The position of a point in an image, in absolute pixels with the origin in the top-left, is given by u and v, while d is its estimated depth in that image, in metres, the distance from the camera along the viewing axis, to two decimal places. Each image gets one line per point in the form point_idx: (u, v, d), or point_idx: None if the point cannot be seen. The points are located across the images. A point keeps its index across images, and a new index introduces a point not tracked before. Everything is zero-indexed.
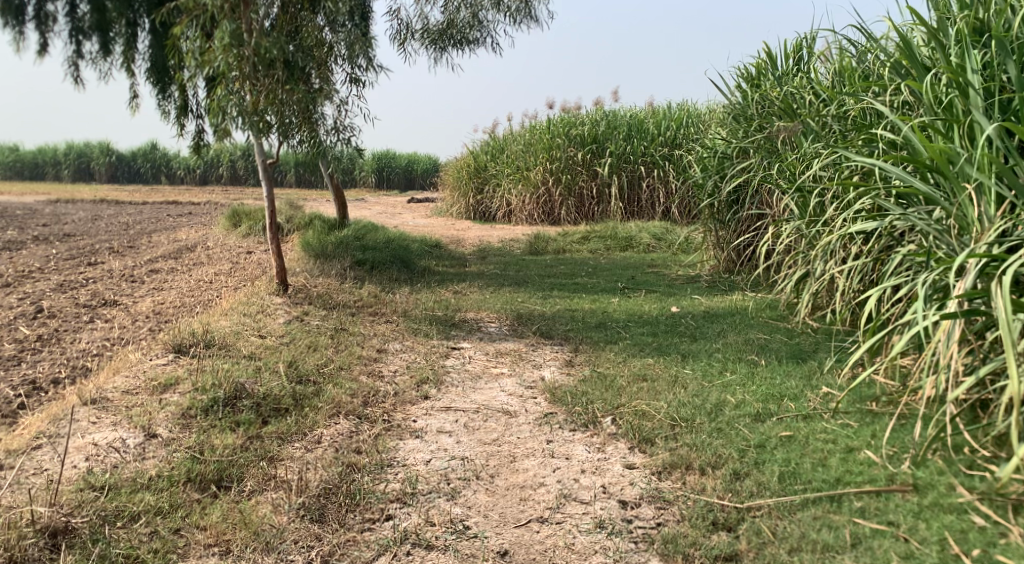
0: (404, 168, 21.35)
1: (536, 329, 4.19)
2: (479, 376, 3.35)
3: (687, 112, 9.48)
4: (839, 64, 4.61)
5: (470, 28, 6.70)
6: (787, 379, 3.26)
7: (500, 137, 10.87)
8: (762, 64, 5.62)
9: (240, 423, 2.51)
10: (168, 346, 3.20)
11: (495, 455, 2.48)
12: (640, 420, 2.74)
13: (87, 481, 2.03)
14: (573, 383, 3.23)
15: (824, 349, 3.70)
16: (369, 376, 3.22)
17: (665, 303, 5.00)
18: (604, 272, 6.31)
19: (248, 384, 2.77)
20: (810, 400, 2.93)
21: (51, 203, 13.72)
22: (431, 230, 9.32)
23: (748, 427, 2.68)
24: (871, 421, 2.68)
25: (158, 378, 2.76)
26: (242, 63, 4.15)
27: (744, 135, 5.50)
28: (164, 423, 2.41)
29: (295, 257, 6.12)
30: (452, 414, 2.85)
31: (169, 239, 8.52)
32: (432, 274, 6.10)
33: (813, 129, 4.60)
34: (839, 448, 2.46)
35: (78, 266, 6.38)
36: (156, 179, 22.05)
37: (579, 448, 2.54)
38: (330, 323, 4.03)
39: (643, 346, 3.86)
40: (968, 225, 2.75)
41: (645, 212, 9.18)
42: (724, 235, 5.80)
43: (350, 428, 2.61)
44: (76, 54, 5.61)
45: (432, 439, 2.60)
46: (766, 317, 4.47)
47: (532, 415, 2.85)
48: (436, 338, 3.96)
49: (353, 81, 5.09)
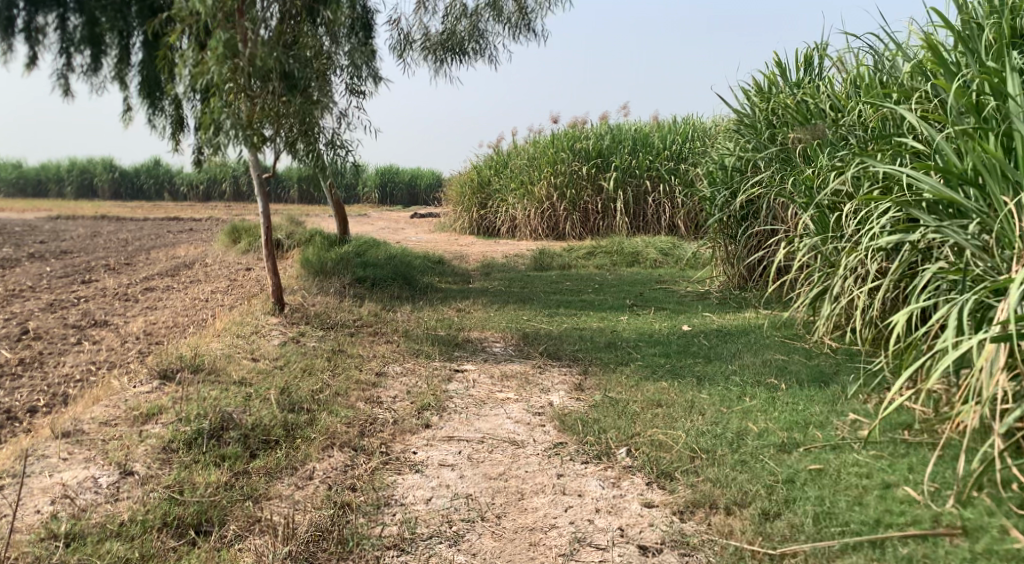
0: (407, 184, 21.24)
1: (543, 350, 4.00)
2: (483, 402, 3.15)
3: (693, 126, 9.35)
4: (856, 73, 4.46)
5: (470, 39, 6.57)
6: (811, 405, 3.06)
7: (503, 152, 10.72)
8: (772, 74, 5.47)
9: (226, 456, 2.33)
10: (154, 372, 3.01)
11: (501, 492, 2.29)
12: (657, 452, 2.55)
13: (50, 529, 1.85)
14: (584, 408, 3.04)
15: (847, 372, 3.51)
16: (367, 402, 3.03)
17: (676, 321, 4.81)
18: (611, 288, 6.12)
19: (236, 413, 2.58)
20: (838, 429, 2.74)
21: (52, 220, 13.59)
22: (433, 245, 9.15)
23: (775, 460, 2.49)
24: (906, 453, 2.49)
25: (140, 407, 2.57)
26: (237, 74, 4.01)
27: (754, 147, 5.35)
28: (143, 459, 2.23)
29: (293, 274, 5.95)
30: (455, 444, 2.66)
31: (167, 255, 8.36)
32: (435, 290, 5.92)
33: (831, 141, 4.43)
34: (875, 484, 2.26)
35: (70, 284, 6.22)
36: (159, 196, 21.94)
37: (593, 484, 2.35)
38: (327, 345, 3.85)
39: (655, 368, 3.67)
40: (1010, 241, 2.57)
41: (651, 227, 9.02)
42: (733, 251, 5.62)
43: (346, 461, 2.43)
44: (69, 67, 5.48)
45: (434, 473, 2.41)
46: (782, 337, 4.28)
47: (541, 446, 2.66)
48: (439, 359, 3.78)
49: (353, 93, 4.96)
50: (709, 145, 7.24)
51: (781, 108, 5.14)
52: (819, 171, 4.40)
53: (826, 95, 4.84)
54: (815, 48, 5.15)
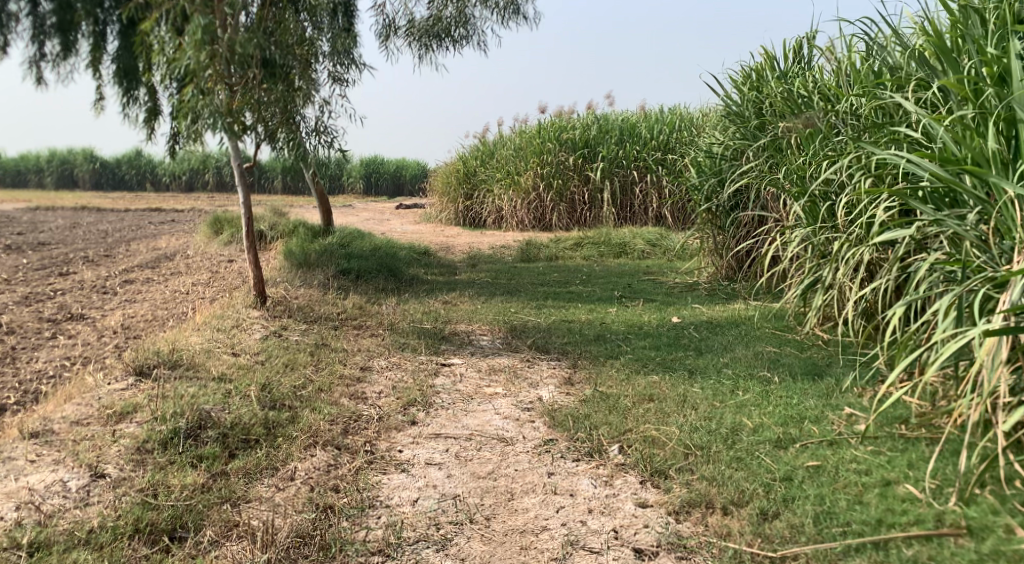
0: (392, 175, 21.08)
1: (531, 343, 3.92)
2: (471, 397, 3.07)
3: (680, 116, 9.27)
4: (849, 61, 4.40)
5: (457, 25, 6.45)
6: (806, 399, 3.00)
7: (490, 142, 10.60)
8: (761, 63, 5.39)
9: (204, 457, 2.23)
10: (130, 368, 2.90)
11: (490, 493, 2.21)
12: (651, 448, 2.48)
13: (12, 538, 1.77)
14: (575, 403, 2.96)
15: (840, 365, 3.46)
16: (351, 398, 2.94)
17: (665, 312, 4.75)
18: (599, 280, 6.05)
19: (215, 411, 2.48)
20: (834, 424, 2.68)
21: (30, 210, 13.34)
22: (418, 236, 9.05)
23: (771, 456, 2.42)
24: (904, 448, 2.44)
25: (113, 405, 2.47)
26: (216, 61, 3.87)
27: (743, 136, 5.29)
28: (115, 460, 2.13)
29: (276, 266, 5.84)
30: (442, 442, 2.57)
31: (148, 247, 8.20)
32: (421, 282, 5.82)
33: (822, 130, 4.38)
34: (874, 481, 2.20)
35: (47, 277, 6.07)
36: (141, 186, 21.61)
37: (585, 482, 2.28)
38: (311, 338, 3.75)
39: (646, 361, 3.60)
40: (1010, 230, 2.53)
41: (639, 218, 8.95)
42: (722, 241, 5.57)
43: (328, 460, 2.34)
44: (41, 54, 5.30)
45: (420, 472, 2.33)
46: (773, 328, 4.23)
47: (530, 443, 2.58)
48: (425, 353, 3.69)
49: (335, 80, 4.84)
50: (696, 136, 7.17)
51: (770, 98, 5.08)
52: (810, 161, 4.34)
53: (816, 83, 4.78)
54: (805, 37, 5.08)
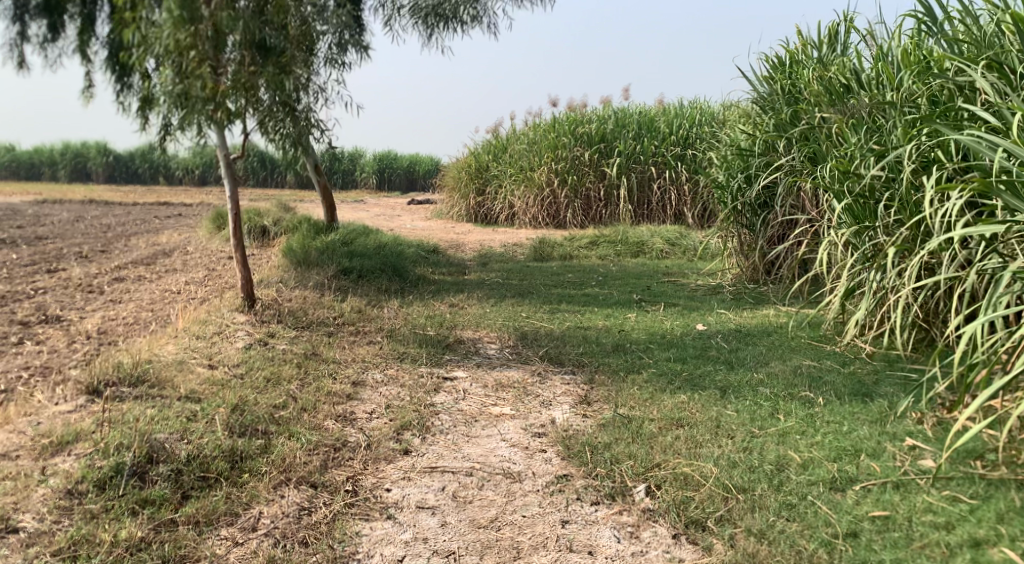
0: (405, 169, 20.77)
1: (543, 354, 3.53)
2: (474, 420, 2.69)
3: (700, 111, 8.87)
4: (896, 46, 3.98)
5: (464, 6, 6.05)
6: (858, 427, 2.59)
7: (502, 135, 10.20)
8: (795, 49, 4.97)
9: (150, 502, 1.89)
10: (82, 387, 2.53)
11: (492, 549, 1.85)
12: (683, 491, 2.08)
13: None
14: (592, 429, 2.57)
15: (890, 383, 3.05)
16: (338, 420, 2.57)
17: (689, 319, 4.34)
18: (616, 281, 5.65)
19: (170, 441, 2.11)
20: (897, 460, 2.28)
21: (37, 204, 13.07)
22: (428, 234, 8.66)
23: (828, 503, 2.03)
24: (989, 492, 2.04)
25: (52, 433, 2.11)
26: (198, 40, 3.52)
27: (772, 129, 4.88)
28: (36, 509, 1.81)
29: (273, 264, 5.49)
30: (438, 478, 2.19)
31: (147, 243, 7.86)
32: (427, 282, 5.45)
33: (864, 120, 3.97)
34: (959, 540, 1.82)
35: (33, 274, 5.74)
36: (153, 179, 21.25)
37: (606, 535, 1.92)
38: (300, 347, 3.39)
39: (671, 377, 3.19)
40: None
41: (657, 215, 8.55)
42: (748, 240, 5.14)
43: (302, 503, 1.98)
44: (23, 36, 4.98)
45: (408, 520, 1.96)
46: (809, 338, 3.82)
47: (540, 480, 2.20)
48: (425, 365, 3.31)
49: (331, 63, 4.45)
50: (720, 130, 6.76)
51: (805, 86, 4.66)
52: (851, 154, 3.90)
53: (858, 69, 4.35)
54: (843, 21, 4.65)
